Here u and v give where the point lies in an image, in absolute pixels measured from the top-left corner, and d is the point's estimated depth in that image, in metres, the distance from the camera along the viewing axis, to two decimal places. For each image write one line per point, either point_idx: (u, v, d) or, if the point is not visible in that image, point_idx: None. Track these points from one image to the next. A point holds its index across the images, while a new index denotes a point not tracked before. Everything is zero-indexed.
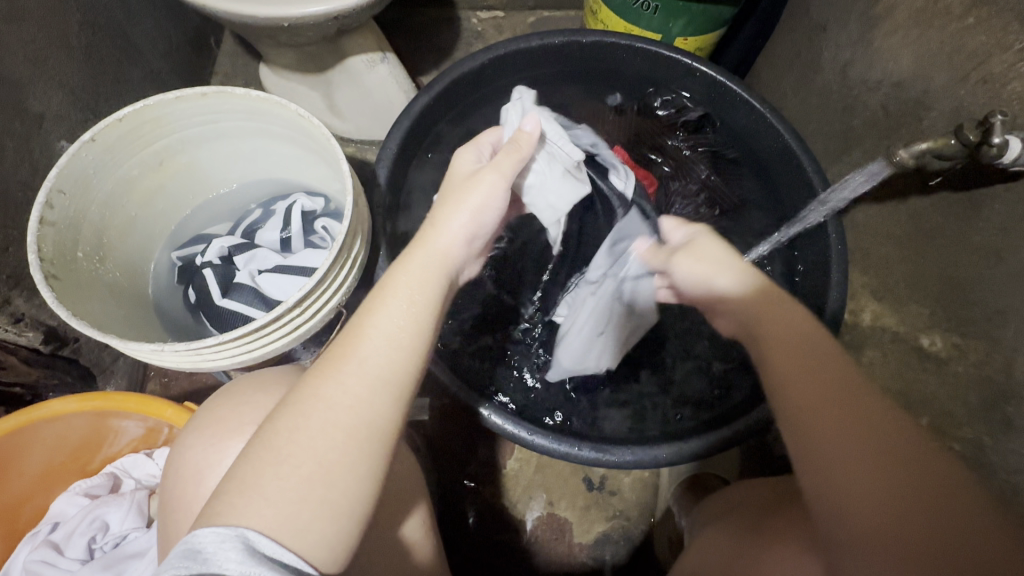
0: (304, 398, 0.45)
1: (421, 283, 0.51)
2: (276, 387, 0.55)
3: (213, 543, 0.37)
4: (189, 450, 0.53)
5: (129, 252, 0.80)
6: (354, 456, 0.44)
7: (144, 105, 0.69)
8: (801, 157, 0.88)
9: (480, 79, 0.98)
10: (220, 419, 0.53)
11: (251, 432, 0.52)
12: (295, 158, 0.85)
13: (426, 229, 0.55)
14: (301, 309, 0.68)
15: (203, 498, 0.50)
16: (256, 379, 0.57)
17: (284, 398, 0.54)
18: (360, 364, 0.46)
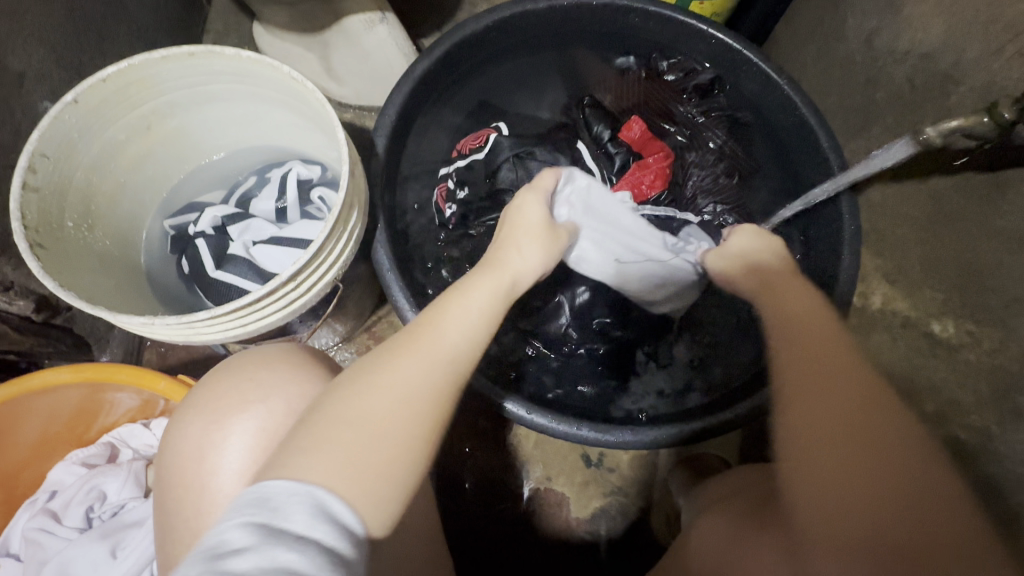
0: (363, 380, 0.46)
1: (490, 293, 0.54)
2: (271, 364, 0.54)
3: (283, 495, 0.37)
4: (185, 430, 0.52)
5: (118, 220, 0.78)
6: (407, 422, 0.45)
7: (129, 64, 0.65)
8: (819, 132, 0.85)
9: (485, 43, 0.93)
10: (214, 398, 0.53)
11: (251, 410, 0.51)
12: (290, 124, 0.81)
13: (501, 251, 0.59)
14: (295, 284, 0.66)
15: (203, 477, 0.50)
16: (253, 357, 0.55)
17: (280, 375, 0.53)
18: (435, 354, 0.48)
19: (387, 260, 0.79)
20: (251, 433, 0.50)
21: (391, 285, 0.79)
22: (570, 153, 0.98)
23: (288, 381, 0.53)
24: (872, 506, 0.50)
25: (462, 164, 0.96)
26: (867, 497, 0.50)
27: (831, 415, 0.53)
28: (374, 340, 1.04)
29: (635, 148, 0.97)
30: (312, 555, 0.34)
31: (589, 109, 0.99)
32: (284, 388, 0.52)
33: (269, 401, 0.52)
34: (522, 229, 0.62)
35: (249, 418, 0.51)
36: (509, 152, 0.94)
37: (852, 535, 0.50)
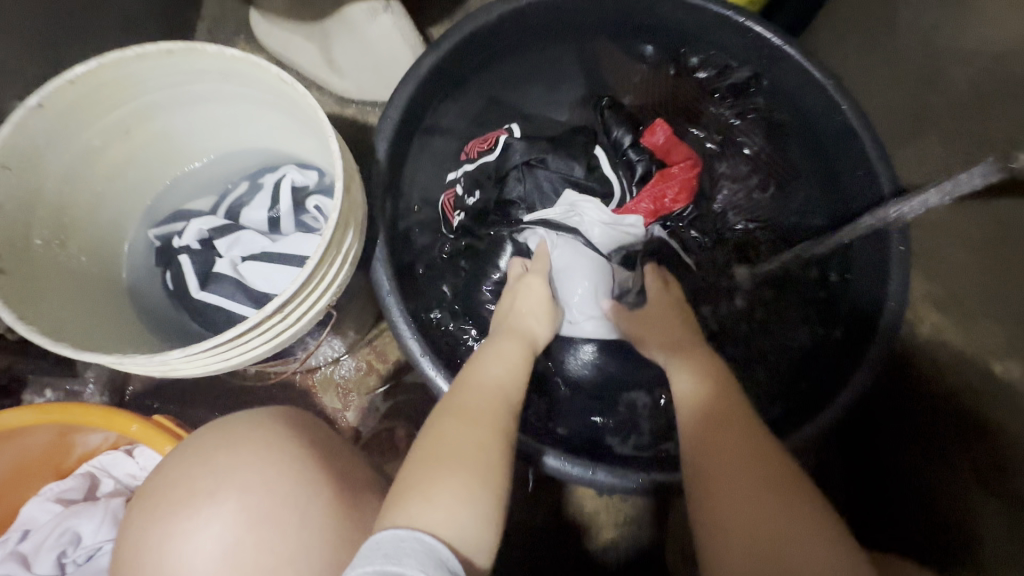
0: (442, 419, 0.57)
1: (510, 341, 0.69)
2: (228, 444, 0.51)
3: (395, 541, 0.44)
4: (148, 527, 0.49)
5: (97, 233, 0.71)
6: (476, 432, 0.55)
7: (100, 64, 0.58)
8: (863, 139, 0.76)
9: (496, 35, 0.84)
10: (177, 487, 0.50)
11: (204, 504, 0.48)
12: (282, 127, 0.74)
13: (505, 306, 0.76)
14: (284, 315, 0.58)
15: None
16: (208, 436, 0.52)
17: (233, 459, 0.50)
18: (488, 386, 0.61)
19: (387, 281, 0.72)
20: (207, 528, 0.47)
21: (392, 308, 0.72)
22: (587, 159, 0.88)
23: (240, 466, 0.49)
24: (744, 508, 0.50)
25: (472, 169, 0.89)
26: (739, 499, 0.50)
27: (716, 428, 0.56)
28: (374, 353, 0.96)
29: (659, 155, 0.88)
30: None
31: (608, 110, 0.91)
32: (245, 476, 0.49)
33: (227, 493, 0.48)
34: (525, 299, 0.75)
35: (202, 513, 0.48)
36: (520, 158, 0.86)
37: (733, 541, 0.48)
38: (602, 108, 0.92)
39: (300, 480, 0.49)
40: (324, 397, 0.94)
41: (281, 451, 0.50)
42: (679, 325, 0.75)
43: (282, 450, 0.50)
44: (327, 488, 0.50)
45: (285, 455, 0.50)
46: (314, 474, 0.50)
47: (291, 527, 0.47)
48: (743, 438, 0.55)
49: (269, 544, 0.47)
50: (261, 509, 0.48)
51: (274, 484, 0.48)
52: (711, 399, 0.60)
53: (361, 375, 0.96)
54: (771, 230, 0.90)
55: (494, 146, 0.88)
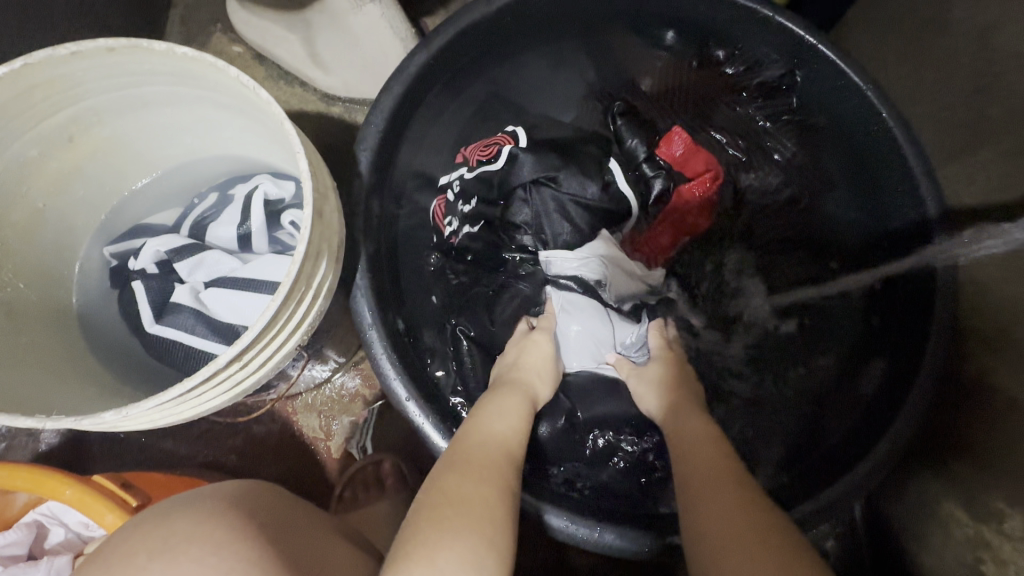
0: (439, 472, 0.50)
1: (510, 395, 0.63)
2: (171, 542, 0.40)
3: None
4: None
5: (39, 255, 0.63)
6: (478, 487, 0.47)
7: (25, 64, 0.49)
8: (907, 153, 0.69)
9: (495, 30, 0.75)
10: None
11: None
12: (252, 134, 0.65)
13: (510, 356, 0.71)
14: (242, 365, 0.50)
15: None
16: (150, 533, 0.41)
17: (181, 555, 0.39)
18: (491, 441, 0.55)
19: (369, 312, 0.65)
20: None
21: (375, 343, 0.64)
22: (602, 175, 0.77)
23: (188, 561, 0.38)
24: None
25: (468, 177, 0.79)
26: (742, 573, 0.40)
27: (709, 493, 0.48)
28: (361, 377, 0.88)
29: (676, 168, 0.80)
30: None
31: (621, 119, 0.82)
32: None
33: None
34: (532, 354, 0.70)
35: None
36: (529, 176, 0.75)
37: None
38: (613, 114, 0.83)
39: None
40: (304, 426, 0.86)
41: (247, 551, 0.40)
42: (686, 383, 0.69)
43: (242, 554, 0.39)
44: None
45: (251, 558, 0.39)
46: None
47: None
48: (722, 492, 0.48)
49: None
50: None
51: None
52: (700, 461, 0.52)
53: (347, 401, 0.88)
54: (799, 248, 0.83)
55: (495, 156, 0.78)
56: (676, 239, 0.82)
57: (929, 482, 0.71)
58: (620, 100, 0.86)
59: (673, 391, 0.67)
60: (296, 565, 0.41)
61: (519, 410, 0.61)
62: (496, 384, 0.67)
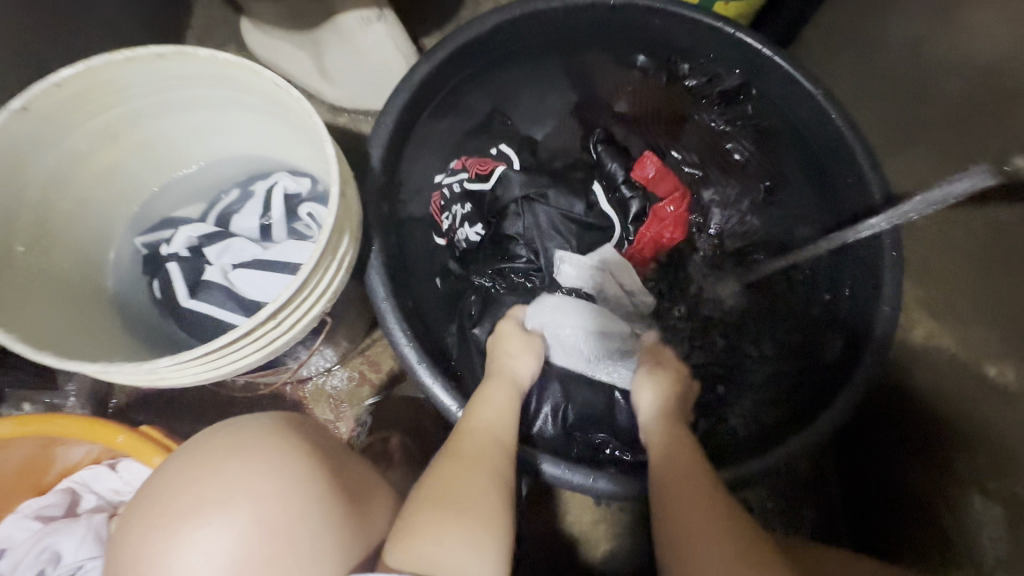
0: (449, 454, 0.57)
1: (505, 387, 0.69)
2: (239, 452, 0.45)
3: None
4: (142, 532, 0.43)
5: (81, 240, 0.69)
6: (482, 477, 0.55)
7: (87, 67, 0.57)
8: (855, 146, 0.78)
9: (490, 46, 0.84)
10: (174, 490, 0.44)
11: (208, 517, 0.42)
12: (275, 134, 0.73)
13: (500, 352, 0.77)
14: (276, 322, 0.57)
15: None
16: (214, 439, 0.47)
17: (248, 466, 0.44)
18: (491, 430, 0.61)
19: (382, 287, 0.72)
20: (215, 542, 0.41)
21: (386, 315, 0.71)
22: (586, 197, 0.87)
23: (254, 475, 0.44)
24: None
25: (467, 187, 0.88)
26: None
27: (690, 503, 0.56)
28: (368, 363, 0.95)
29: (650, 189, 0.89)
30: None
31: (602, 146, 0.90)
32: (258, 489, 0.43)
33: (240, 501, 0.43)
34: (512, 343, 0.78)
35: (208, 525, 0.42)
36: (520, 192, 0.84)
37: None
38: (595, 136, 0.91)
39: (317, 502, 0.45)
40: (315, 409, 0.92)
41: (300, 470, 0.46)
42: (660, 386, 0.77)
43: (298, 472, 0.45)
44: (337, 515, 0.46)
45: (301, 473, 0.45)
46: (324, 493, 0.46)
47: (299, 551, 0.43)
48: (703, 504, 0.56)
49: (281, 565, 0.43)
50: (274, 528, 0.43)
51: (289, 499, 0.44)
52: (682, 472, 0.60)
53: (354, 383, 0.94)
54: (765, 242, 0.91)
55: (490, 173, 0.87)
56: (656, 253, 0.89)
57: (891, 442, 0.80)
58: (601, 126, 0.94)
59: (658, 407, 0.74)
60: (333, 480, 0.48)
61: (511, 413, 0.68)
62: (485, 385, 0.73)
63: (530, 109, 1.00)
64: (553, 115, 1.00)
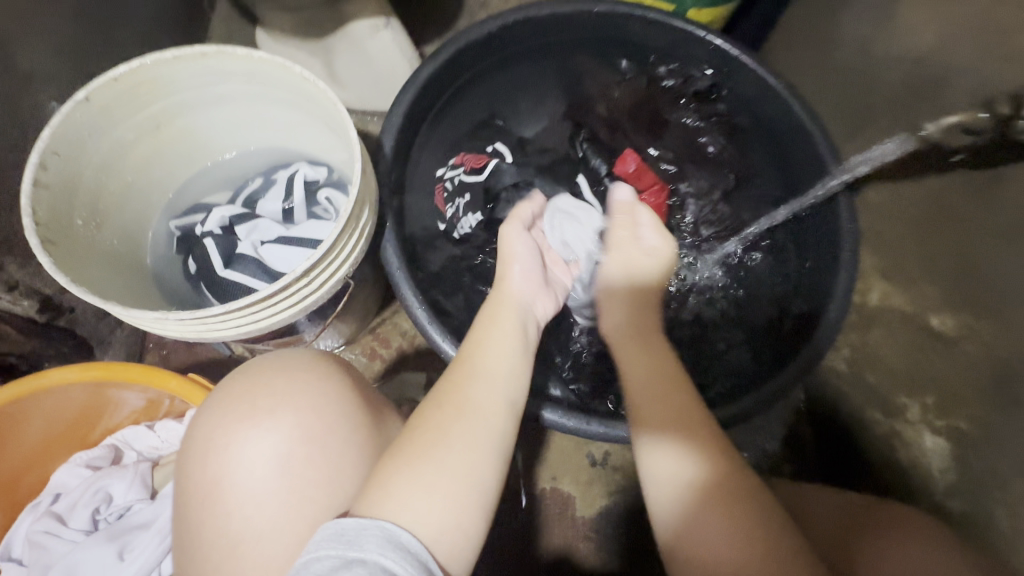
0: (451, 380, 0.58)
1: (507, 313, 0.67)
2: (287, 372, 0.53)
3: (355, 528, 0.44)
4: (204, 436, 0.51)
5: (126, 220, 0.77)
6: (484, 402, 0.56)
7: (141, 63, 0.66)
8: (816, 135, 0.86)
9: (489, 50, 0.94)
10: (230, 402, 0.52)
11: (259, 421, 0.50)
12: (298, 125, 0.82)
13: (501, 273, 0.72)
14: (308, 281, 0.66)
15: (218, 479, 0.49)
16: (264, 364, 0.54)
17: (294, 382, 0.52)
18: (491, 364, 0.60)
19: (396, 258, 0.79)
20: (267, 439, 0.49)
21: (400, 283, 0.78)
22: (570, 186, 0.98)
23: (299, 391, 0.52)
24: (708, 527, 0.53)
25: (466, 179, 0.95)
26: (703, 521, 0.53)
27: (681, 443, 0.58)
28: (378, 340, 1.03)
29: (632, 182, 0.98)
30: None
31: (586, 144, 1.03)
32: (297, 400, 0.51)
33: (285, 411, 0.50)
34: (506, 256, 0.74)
35: (258, 427, 0.50)
36: (511, 181, 0.95)
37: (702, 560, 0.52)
38: (578, 141, 1.03)
39: (348, 418, 0.52)
40: None
41: (330, 385, 0.53)
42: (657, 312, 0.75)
43: (328, 388, 0.53)
44: (369, 430, 0.54)
45: (335, 390, 0.53)
46: (353, 405, 0.53)
47: (331, 456, 0.50)
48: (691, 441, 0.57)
49: (319, 464, 0.50)
50: (313, 430, 0.50)
51: (322, 410, 0.51)
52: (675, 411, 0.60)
53: (366, 359, 1.01)
54: (731, 222, 1.00)
55: (484, 166, 0.96)
56: None
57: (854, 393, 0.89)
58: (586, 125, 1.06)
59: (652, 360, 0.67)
60: (363, 400, 0.56)
61: (518, 343, 0.63)
62: (488, 306, 0.68)
63: (523, 110, 1.09)
64: (546, 113, 1.10)
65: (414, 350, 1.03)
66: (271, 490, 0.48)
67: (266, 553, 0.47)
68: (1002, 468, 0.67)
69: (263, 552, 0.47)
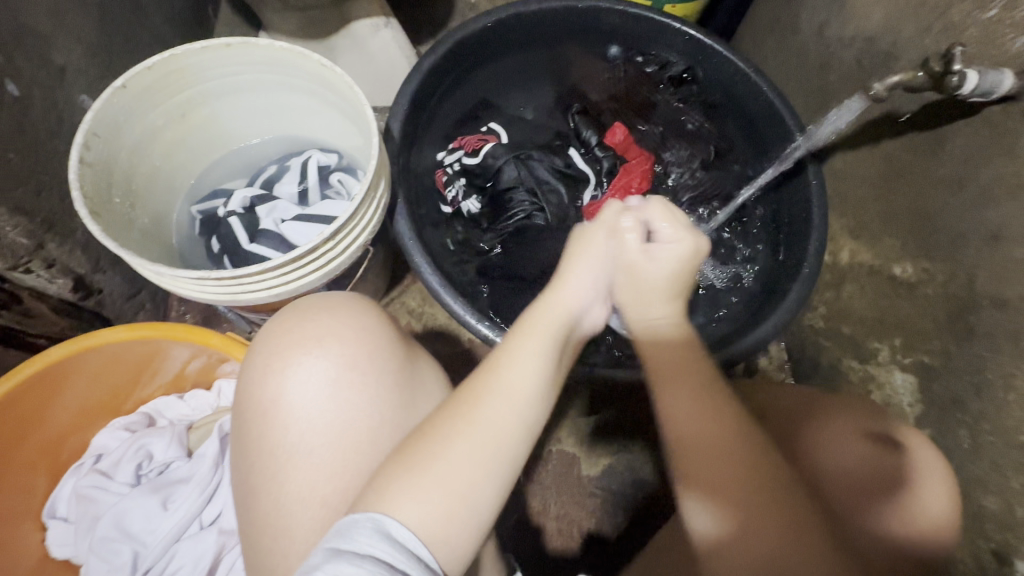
0: (474, 390, 0.54)
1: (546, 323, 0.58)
2: (331, 310, 0.59)
3: (350, 522, 0.46)
4: (262, 361, 0.57)
5: (155, 202, 0.83)
6: (500, 418, 0.52)
7: (173, 53, 0.72)
8: (783, 112, 0.96)
9: (483, 44, 1.01)
10: (278, 338, 0.57)
11: (311, 351, 0.56)
12: (313, 112, 0.88)
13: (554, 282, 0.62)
14: (334, 243, 0.73)
15: (268, 403, 0.55)
16: (311, 302, 0.60)
17: (337, 320, 0.58)
18: (513, 379, 0.54)
19: (408, 231, 0.86)
20: (315, 368, 0.55)
21: (412, 252, 0.85)
22: (565, 157, 1.06)
23: (342, 325, 0.58)
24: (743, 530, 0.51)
25: (466, 161, 1.03)
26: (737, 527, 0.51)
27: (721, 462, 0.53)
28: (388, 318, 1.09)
29: (620, 152, 1.07)
30: (372, 565, 0.42)
31: (578, 116, 1.09)
32: (341, 332, 0.57)
33: (331, 341, 0.56)
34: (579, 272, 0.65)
35: (309, 355, 0.56)
36: (508, 156, 1.02)
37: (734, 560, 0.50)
38: (570, 114, 1.10)
39: (386, 351, 0.58)
40: None
41: (371, 321, 0.60)
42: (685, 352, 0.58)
43: (366, 325, 0.59)
44: (406, 362, 0.60)
45: (374, 323, 0.60)
46: (388, 342, 0.59)
47: (373, 387, 0.56)
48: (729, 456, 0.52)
49: (359, 392, 0.56)
50: (354, 359, 0.56)
51: (365, 342, 0.57)
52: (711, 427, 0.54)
53: None
54: (714, 186, 1.09)
55: (480, 150, 1.04)
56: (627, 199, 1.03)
57: (831, 344, 0.97)
58: (578, 99, 1.13)
59: (704, 395, 0.55)
60: (397, 338, 0.62)
61: (548, 357, 0.57)
62: (535, 305, 0.60)
63: (508, 103, 1.14)
64: (528, 107, 1.14)
65: (423, 328, 1.09)
66: (321, 411, 0.54)
67: (312, 468, 0.53)
68: (963, 394, 0.75)
69: (311, 471, 0.53)
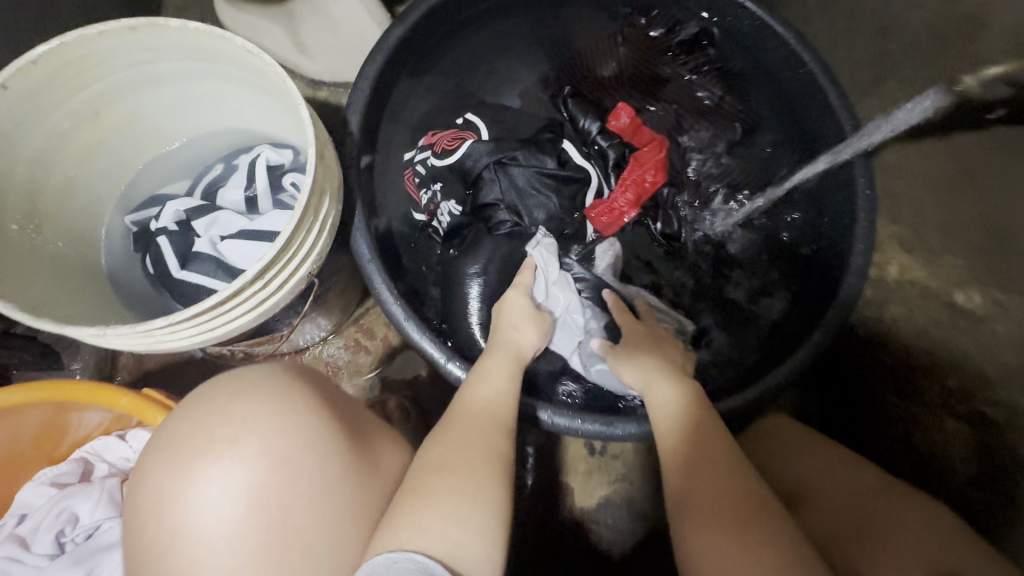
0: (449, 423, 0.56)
1: (505, 365, 0.64)
2: (249, 397, 0.47)
3: (386, 563, 0.42)
4: (163, 470, 0.46)
5: (72, 219, 0.71)
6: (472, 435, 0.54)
7: (62, 43, 0.57)
8: (828, 92, 0.77)
9: (461, 8, 0.83)
10: (183, 437, 0.46)
11: (220, 456, 0.44)
12: (253, 103, 0.74)
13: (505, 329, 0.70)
14: (263, 284, 0.59)
15: (170, 530, 0.44)
16: (227, 385, 0.49)
17: (261, 404, 0.47)
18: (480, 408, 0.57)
19: (367, 250, 0.72)
20: (225, 479, 0.44)
21: (374, 277, 0.71)
22: (557, 153, 0.85)
23: (267, 418, 0.46)
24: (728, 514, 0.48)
25: (438, 163, 0.85)
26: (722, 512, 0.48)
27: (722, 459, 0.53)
28: (362, 331, 0.98)
29: (627, 138, 0.89)
30: None
31: (572, 101, 0.90)
32: (266, 425, 0.46)
33: (247, 439, 0.45)
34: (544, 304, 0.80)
35: (218, 463, 0.44)
36: (489, 158, 0.82)
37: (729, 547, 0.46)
38: (563, 98, 0.91)
39: (319, 439, 0.47)
40: None
41: (301, 403, 0.48)
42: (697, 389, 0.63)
43: (293, 408, 0.47)
44: (346, 451, 0.48)
45: (308, 405, 0.49)
46: (326, 426, 0.48)
47: (313, 476, 0.46)
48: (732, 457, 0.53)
49: (291, 495, 0.45)
50: (283, 457, 0.45)
51: (284, 436, 0.46)
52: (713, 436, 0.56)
53: (350, 352, 0.97)
54: (740, 174, 0.92)
55: (457, 149, 0.84)
56: (638, 197, 0.86)
57: None
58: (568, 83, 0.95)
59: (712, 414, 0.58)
60: (340, 421, 0.50)
61: (508, 389, 0.61)
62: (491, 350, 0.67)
63: (494, 79, 0.96)
64: (519, 85, 0.97)
65: (402, 342, 0.98)
66: (237, 532, 0.43)
67: None
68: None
69: None
